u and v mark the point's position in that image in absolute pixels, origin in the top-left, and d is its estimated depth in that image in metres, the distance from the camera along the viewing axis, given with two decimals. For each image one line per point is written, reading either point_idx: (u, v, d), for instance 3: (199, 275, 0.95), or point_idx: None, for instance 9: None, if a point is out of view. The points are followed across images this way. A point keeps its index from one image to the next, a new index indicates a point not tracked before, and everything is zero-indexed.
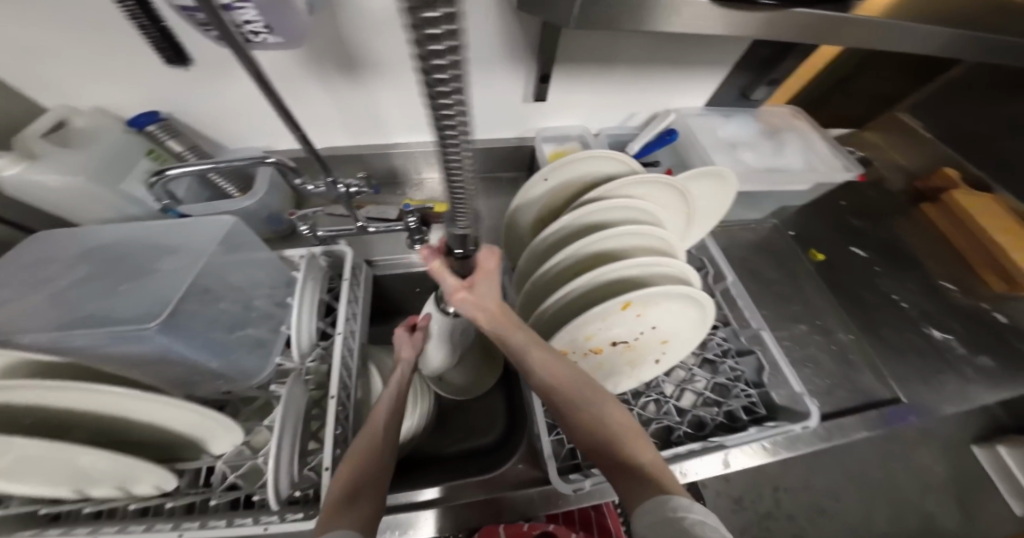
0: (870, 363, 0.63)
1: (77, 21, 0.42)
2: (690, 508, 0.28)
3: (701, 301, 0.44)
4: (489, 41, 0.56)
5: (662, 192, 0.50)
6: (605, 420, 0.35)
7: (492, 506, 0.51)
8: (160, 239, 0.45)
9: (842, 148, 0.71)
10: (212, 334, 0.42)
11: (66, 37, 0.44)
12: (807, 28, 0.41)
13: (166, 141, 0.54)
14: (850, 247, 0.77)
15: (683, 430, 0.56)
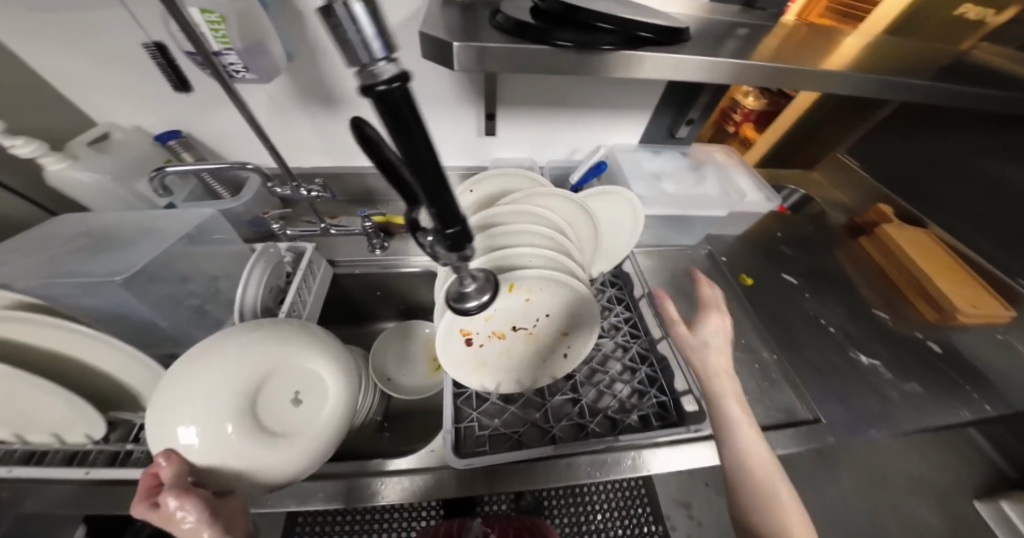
0: (791, 383, 0.63)
1: (121, 64, 0.58)
2: None
3: (580, 291, 0.52)
4: (441, 85, 0.69)
5: (565, 203, 0.59)
6: (775, 490, 0.45)
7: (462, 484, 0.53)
8: (148, 222, 0.56)
9: (761, 181, 0.80)
10: (166, 299, 0.51)
11: (113, 75, 0.60)
12: (673, 70, 0.49)
13: (182, 153, 0.67)
14: (781, 274, 0.81)
15: (590, 428, 0.57)
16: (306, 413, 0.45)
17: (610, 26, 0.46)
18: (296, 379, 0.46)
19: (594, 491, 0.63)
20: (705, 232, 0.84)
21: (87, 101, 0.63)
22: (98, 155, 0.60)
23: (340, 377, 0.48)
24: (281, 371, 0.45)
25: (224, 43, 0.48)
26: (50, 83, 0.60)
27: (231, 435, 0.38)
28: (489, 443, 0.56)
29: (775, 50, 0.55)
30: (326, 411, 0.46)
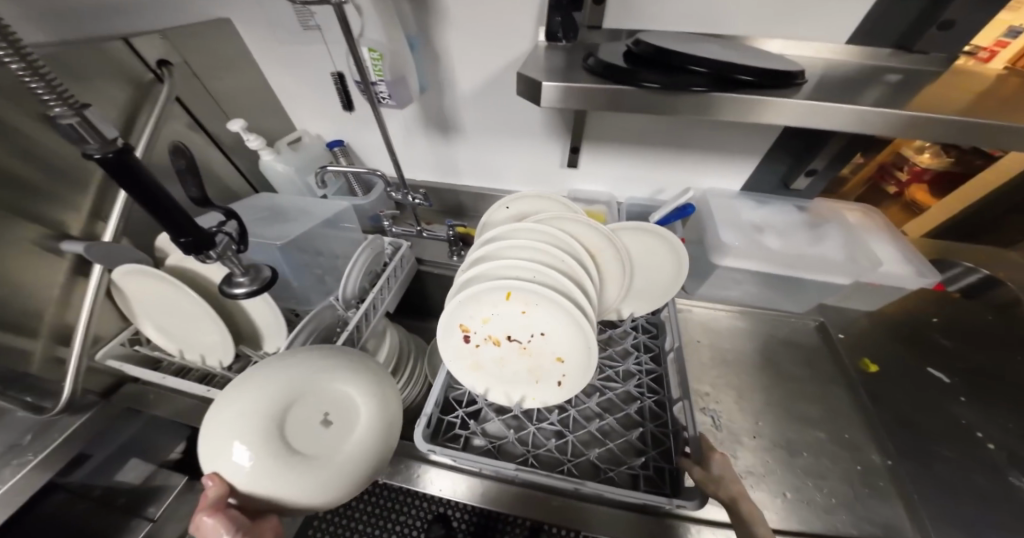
0: (908, 500, 0.50)
1: (323, 88, 0.81)
2: None
3: (575, 316, 0.52)
4: (535, 118, 0.76)
5: (593, 236, 0.63)
6: None
7: (495, 493, 0.55)
8: (303, 204, 0.73)
9: (914, 251, 0.64)
10: (304, 264, 0.66)
11: (314, 95, 0.83)
12: (789, 115, 0.44)
13: (341, 158, 0.88)
14: (928, 368, 0.64)
15: (568, 467, 0.57)
16: (334, 437, 0.45)
17: (705, 69, 0.44)
18: (327, 402, 0.47)
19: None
20: (815, 300, 0.71)
21: (293, 114, 0.88)
22: (291, 152, 0.83)
23: (358, 400, 0.48)
24: (313, 395, 0.47)
25: (377, 74, 0.58)
26: (271, 102, 0.84)
27: (260, 460, 0.41)
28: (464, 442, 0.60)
29: (943, 101, 0.45)
30: (353, 438, 0.46)
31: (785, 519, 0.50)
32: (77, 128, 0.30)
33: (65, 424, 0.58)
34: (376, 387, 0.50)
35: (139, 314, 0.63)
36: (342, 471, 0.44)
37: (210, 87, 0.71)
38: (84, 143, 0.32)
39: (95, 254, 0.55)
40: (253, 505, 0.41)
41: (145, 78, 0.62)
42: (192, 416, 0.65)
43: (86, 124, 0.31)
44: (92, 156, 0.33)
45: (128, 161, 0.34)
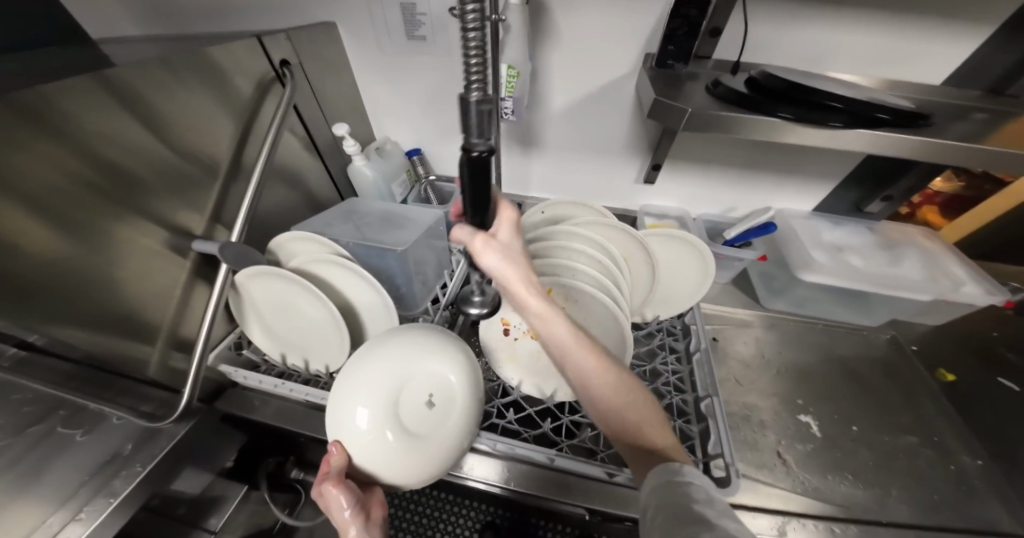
0: (1006, 502, 0.55)
1: (413, 99, 0.83)
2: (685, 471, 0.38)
3: (610, 310, 0.60)
4: (622, 136, 0.79)
5: (623, 240, 0.70)
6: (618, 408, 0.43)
7: (537, 480, 0.59)
8: (397, 210, 0.74)
9: (982, 272, 0.69)
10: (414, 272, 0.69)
11: (402, 103, 0.85)
12: (905, 148, 0.50)
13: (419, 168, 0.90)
14: (998, 378, 0.66)
15: (602, 456, 0.59)
16: (435, 419, 0.51)
17: (840, 105, 0.50)
18: (429, 385, 0.52)
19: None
20: (891, 317, 0.75)
21: (376, 122, 0.90)
22: (379, 158, 0.84)
23: (455, 384, 0.53)
24: (418, 377, 0.52)
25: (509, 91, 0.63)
26: (358, 110, 0.86)
27: (378, 429, 0.49)
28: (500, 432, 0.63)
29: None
30: (450, 422, 0.52)
31: (899, 520, 0.53)
32: (481, 115, 0.28)
33: (172, 432, 0.57)
34: (469, 374, 0.54)
35: (249, 315, 0.67)
36: (440, 452, 0.51)
37: (316, 89, 0.74)
38: (476, 134, 0.29)
39: (229, 254, 0.56)
40: (361, 475, 0.49)
41: (267, 77, 0.65)
42: (297, 421, 0.66)
43: (487, 114, 0.29)
44: (470, 151, 0.30)
45: (488, 164, 0.31)
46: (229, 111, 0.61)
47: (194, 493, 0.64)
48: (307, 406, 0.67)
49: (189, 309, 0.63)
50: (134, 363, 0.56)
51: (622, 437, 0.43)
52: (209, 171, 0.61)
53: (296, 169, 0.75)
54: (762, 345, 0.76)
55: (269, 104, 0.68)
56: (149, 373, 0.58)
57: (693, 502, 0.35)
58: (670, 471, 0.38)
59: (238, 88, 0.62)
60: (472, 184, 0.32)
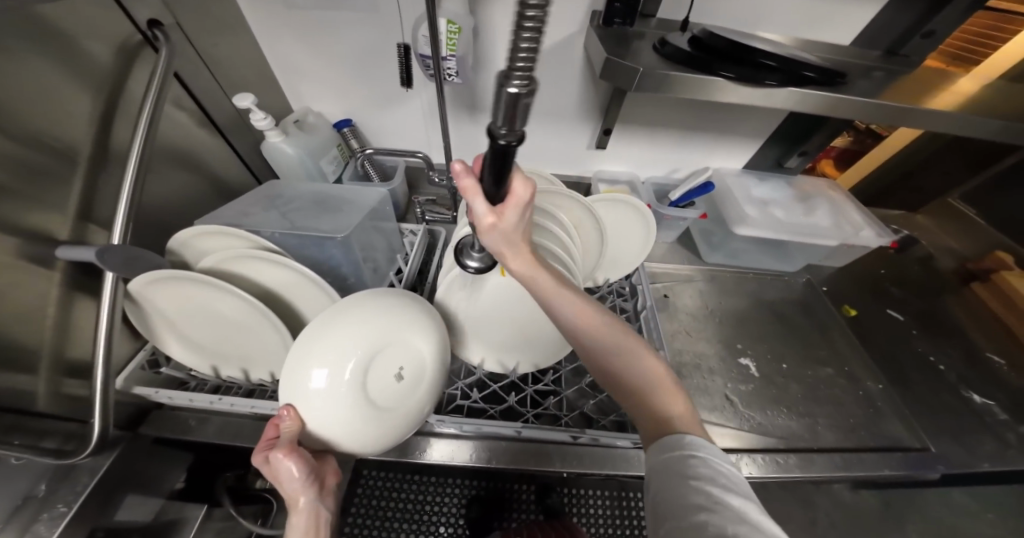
0: (900, 414, 0.66)
1: (335, 58, 0.71)
2: (697, 445, 0.33)
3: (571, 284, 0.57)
4: (573, 100, 0.77)
5: (573, 208, 0.67)
6: (629, 372, 0.38)
7: (506, 454, 0.60)
8: (330, 191, 0.65)
9: (874, 216, 0.80)
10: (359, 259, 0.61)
11: (322, 65, 0.73)
12: (816, 104, 0.54)
13: (352, 141, 0.80)
14: (887, 310, 0.83)
15: (564, 420, 0.60)
16: (402, 393, 0.48)
17: (774, 63, 0.53)
18: (403, 357, 0.48)
19: (597, 503, 0.63)
20: (807, 261, 0.86)
21: (293, 88, 0.77)
22: (302, 133, 0.73)
23: (431, 355, 0.50)
24: (393, 348, 0.48)
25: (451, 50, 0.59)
26: (267, 76, 0.73)
27: (340, 396, 0.43)
28: (466, 411, 0.61)
29: (917, 97, 0.59)
30: (416, 395, 0.50)
31: (824, 444, 0.63)
32: (525, 108, 0.21)
33: (93, 465, 0.52)
34: (443, 347, 0.52)
35: (161, 328, 0.57)
36: (401, 423, 0.48)
37: (205, 52, 0.60)
38: (509, 128, 0.23)
39: (113, 262, 0.45)
40: (315, 444, 0.44)
41: (134, 40, 0.51)
42: (247, 437, 0.61)
43: (529, 107, 0.22)
44: (497, 139, 0.24)
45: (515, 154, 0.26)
46: (77, 81, 0.45)
47: (143, 521, 0.59)
48: (256, 417, 0.63)
49: (78, 328, 0.51)
50: (17, 399, 0.46)
51: (630, 405, 0.38)
52: (68, 161, 0.46)
53: (195, 150, 0.63)
54: (708, 300, 0.83)
55: (140, 73, 0.53)
56: (38, 406, 0.48)
57: (699, 483, 0.31)
58: (674, 447, 0.33)
59: (89, 56, 0.46)
60: (499, 167, 0.28)
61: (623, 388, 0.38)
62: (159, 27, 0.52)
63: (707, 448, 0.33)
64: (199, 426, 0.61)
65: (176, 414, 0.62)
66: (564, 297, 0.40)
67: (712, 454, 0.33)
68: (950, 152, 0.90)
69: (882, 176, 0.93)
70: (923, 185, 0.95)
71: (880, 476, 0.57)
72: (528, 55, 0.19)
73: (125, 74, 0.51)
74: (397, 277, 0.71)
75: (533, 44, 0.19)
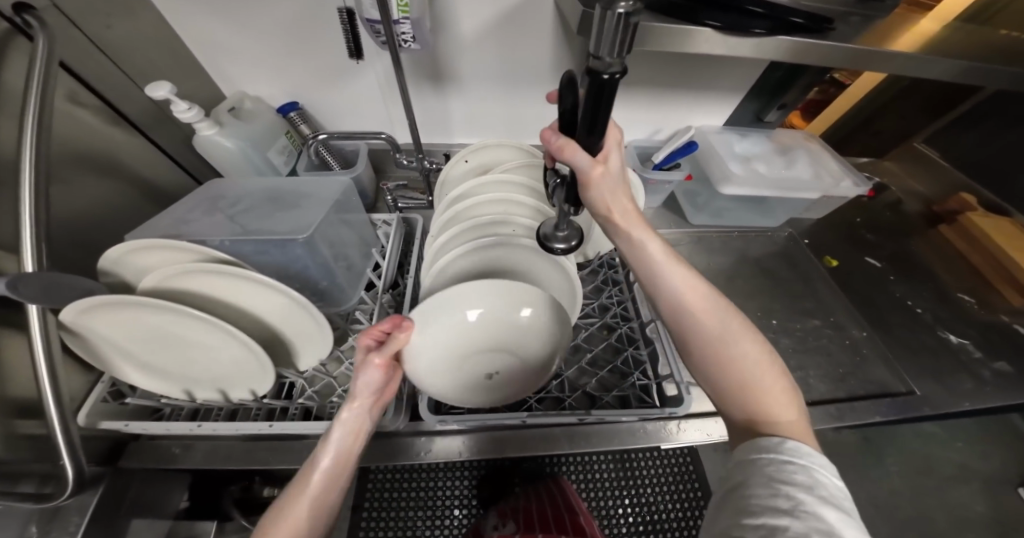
0: (882, 358, 0.70)
1: (267, 31, 0.61)
2: (803, 454, 0.31)
3: (564, 267, 0.53)
4: (546, 62, 0.70)
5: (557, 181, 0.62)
6: (741, 364, 0.36)
7: (508, 443, 0.58)
8: (286, 186, 0.58)
9: (851, 165, 0.80)
10: (330, 260, 0.55)
11: (251, 40, 0.62)
12: (794, 53, 0.51)
13: (301, 126, 0.72)
14: (865, 258, 0.85)
15: (568, 401, 0.59)
16: (476, 383, 0.53)
17: (761, 10, 0.49)
18: (503, 371, 0.53)
19: (600, 469, 0.63)
20: (789, 216, 0.86)
21: (221, 70, 0.67)
22: (238, 121, 0.64)
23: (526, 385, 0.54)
24: (502, 356, 0.53)
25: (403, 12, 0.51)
26: (184, 57, 0.62)
27: (451, 339, 0.51)
28: (467, 406, 0.58)
29: (902, 43, 0.56)
30: (483, 395, 0.53)
31: (818, 395, 0.65)
32: (625, 31, 0.23)
33: (81, 505, 0.49)
34: (532, 382, 0.54)
35: (116, 358, 0.50)
36: (448, 390, 0.51)
37: (95, 35, 0.50)
38: (610, 54, 0.24)
39: (31, 293, 0.38)
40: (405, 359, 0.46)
41: None
42: (240, 460, 0.55)
43: (631, 31, 0.23)
44: (600, 72, 0.24)
45: (616, 90, 0.26)
46: None
47: None
48: (247, 438, 0.56)
49: (12, 370, 0.45)
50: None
51: (726, 397, 0.37)
52: None
53: (110, 151, 0.53)
54: (695, 263, 0.82)
55: (17, 64, 0.43)
56: None
57: (789, 489, 0.29)
58: (768, 449, 0.32)
59: None
60: (595, 111, 0.27)
61: (726, 379, 0.37)
62: (30, 11, 0.42)
63: (812, 460, 0.31)
64: (184, 453, 0.55)
65: (157, 443, 0.56)
66: (675, 269, 0.39)
67: (817, 465, 0.31)
68: (916, 97, 0.90)
69: (841, 129, 0.95)
70: (890, 132, 0.96)
71: (872, 421, 0.60)
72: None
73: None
74: (375, 273, 0.66)
75: None
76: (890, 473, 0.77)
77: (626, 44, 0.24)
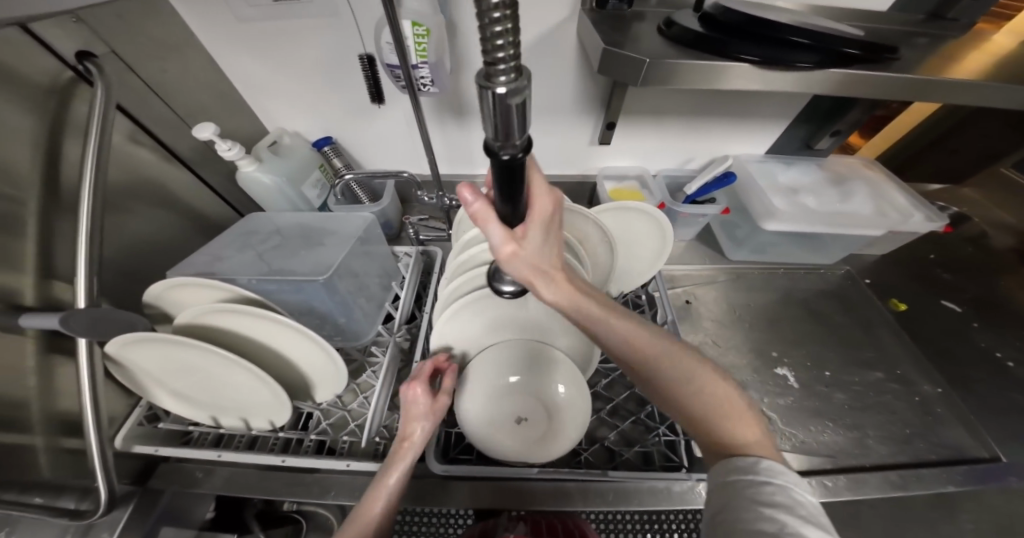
0: (965, 423, 0.59)
1: (307, 74, 0.65)
2: (776, 473, 0.29)
3: None
4: (570, 96, 0.69)
5: (578, 223, 0.58)
6: (698, 396, 0.33)
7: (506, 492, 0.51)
8: (316, 224, 0.60)
9: (922, 198, 0.71)
10: (351, 296, 0.56)
11: (292, 82, 0.67)
12: (847, 86, 0.46)
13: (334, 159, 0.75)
14: (940, 301, 0.74)
15: (583, 456, 0.55)
16: (498, 407, 0.52)
17: (808, 41, 0.43)
18: (520, 415, 0.52)
19: (626, 517, 0.52)
20: (846, 252, 0.77)
21: (264, 108, 0.71)
22: (276, 157, 0.67)
23: (533, 435, 0.52)
24: (525, 408, 0.52)
25: (422, 57, 0.52)
26: (233, 98, 0.67)
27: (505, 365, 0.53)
28: (476, 454, 0.55)
29: (981, 66, 0.49)
30: (495, 418, 0.52)
31: (881, 463, 0.56)
32: (514, 114, 0.18)
33: (111, 524, 0.49)
34: (535, 434, 0.52)
35: (151, 384, 0.53)
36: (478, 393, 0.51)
37: (152, 81, 0.54)
38: (512, 137, 0.21)
39: (78, 327, 0.41)
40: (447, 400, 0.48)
41: (63, 77, 0.45)
42: (254, 489, 0.54)
43: (525, 105, 0.19)
44: (496, 153, 0.22)
45: (525, 164, 0.23)
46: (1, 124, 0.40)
47: None
48: (262, 466, 0.55)
49: (62, 390, 0.48)
50: (17, 468, 0.43)
51: (692, 431, 0.34)
52: (15, 213, 0.42)
53: (162, 184, 0.58)
54: (733, 301, 0.75)
55: (81, 110, 0.47)
56: (42, 473, 0.46)
57: (771, 511, 0.27)
58: (744, 470, 0.29)
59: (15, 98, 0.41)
60: (504, 184, 0.25)
61: (686, 412, 0.34)
62: (91, 59, 0.46)
63: (786, 477, 0.28)
64: (206, 478, 0.55)
65: (182, 465, 0.56)
66: (613, 320, 0.37)
67: (792, 482, 0.29)
68: (994, 120, 0.80)
69: (902, 151, 0.83)
70: (967, 156, 0.85)
71: (944, 491, 0.51)
72: (509, 53, 0.17)
73: (64, 115, 0.46)
74: (394, 305, 0.66)
75: (509, 40, 0.17)
76: (967, 533, 0.50)
77: (525, 124, 0.20)
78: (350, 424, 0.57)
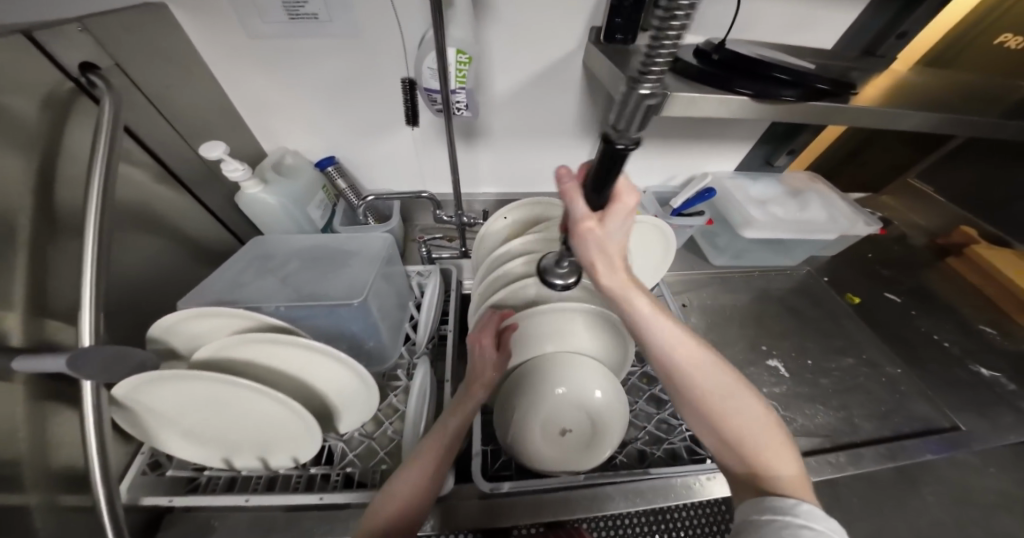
0: (922, 395, 0.70)
1: (316, 94, 0.64)
2: (808, 515, 0.32)
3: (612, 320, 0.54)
4: (573, 120, 0.75)
5: None
6: (737, 419, 0.37)
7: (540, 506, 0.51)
8: (335, 245, 0.58)
9: (860, 206, 0.84)
10: (380, 318, 0.55)
11: (298, 101, 0.65)
12: (815, 114, 0.55)
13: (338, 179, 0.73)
14: (885, 293, 0.87)
15: (619, 459, 0.58)
16: (543, 420, 0.52)
17: (787, 78, 0.52)
18: (565, 427, 0.52)
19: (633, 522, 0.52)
20: (808, 254, 0.88)
21: (263, 126, 0.68)
22: (281, 178, 0.65)
23: (577, 446, 0.53)
24: (568, 419, 0.52)
25: (460, 81, 0.54)
26: (232, 117, 0.64)
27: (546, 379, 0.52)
28: (513, 470, 0.56)
29: (908, 101, 0.61)
30: (540, 430, 0.52)
31: (867, 437, 0.64)
32: (641, 114, 0.24)
33: None
34: (579, 444, 0.52)
35: (158, 427, 0.48)
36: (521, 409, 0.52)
37: (155, 99, 0.51)
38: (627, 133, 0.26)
39: (89, 369, 0.36)
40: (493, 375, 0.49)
41: (64, 89, 0.41)
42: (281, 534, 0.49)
43: (650, 111, 0.24)
44: (611, 141, 0.27)
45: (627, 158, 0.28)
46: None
47: None
48: (288, 507, 0.51)
49: (55, 447, 0.42)
50: None
51: (723, 447, 0.39)
52: (7, 242, 0.37)
53: (159, 209, 0.54)
54: (724, 302, 0.83)
55: (80, 128, 0.43)
56: None
57: None
58: (779, 509, 0.33)
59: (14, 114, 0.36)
60: (607, 171, 0.29)
61: (718, 431, 0.38)
62: (95, 72, 0.42)
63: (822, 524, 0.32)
64: (223, 525, 0.50)
65: (195, 514, 0.51)
66: (664, 326, 0.40)
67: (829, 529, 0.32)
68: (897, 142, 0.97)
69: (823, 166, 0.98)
70: (886, 171, 1.02)
71: (924, 460, 0.60)
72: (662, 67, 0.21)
73: (62, 133, 0.41)
74: (412, 325, 0.65)
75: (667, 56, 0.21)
76: (931, 507, 0.56)
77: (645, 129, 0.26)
78: (380, 453, 0.54)
